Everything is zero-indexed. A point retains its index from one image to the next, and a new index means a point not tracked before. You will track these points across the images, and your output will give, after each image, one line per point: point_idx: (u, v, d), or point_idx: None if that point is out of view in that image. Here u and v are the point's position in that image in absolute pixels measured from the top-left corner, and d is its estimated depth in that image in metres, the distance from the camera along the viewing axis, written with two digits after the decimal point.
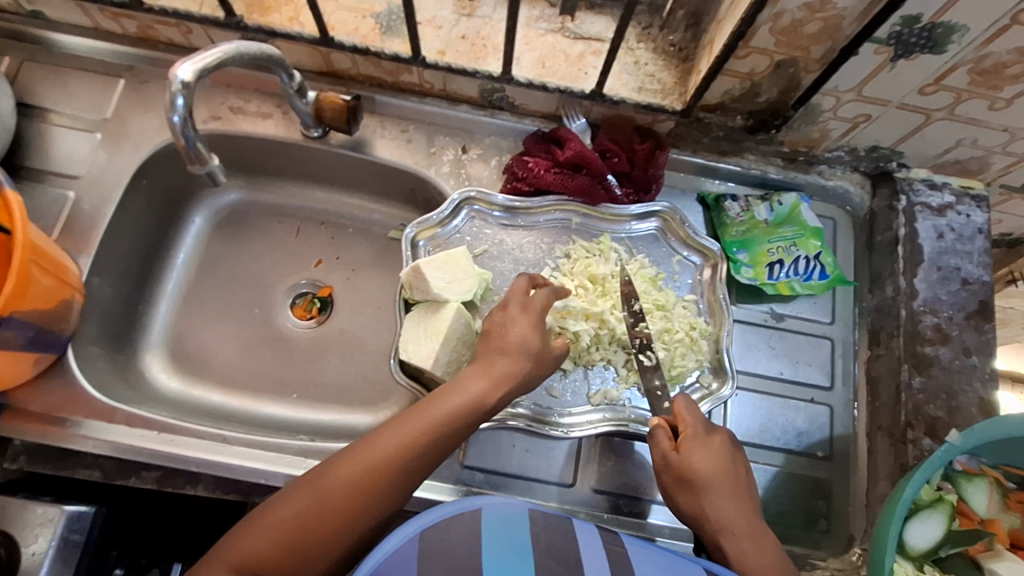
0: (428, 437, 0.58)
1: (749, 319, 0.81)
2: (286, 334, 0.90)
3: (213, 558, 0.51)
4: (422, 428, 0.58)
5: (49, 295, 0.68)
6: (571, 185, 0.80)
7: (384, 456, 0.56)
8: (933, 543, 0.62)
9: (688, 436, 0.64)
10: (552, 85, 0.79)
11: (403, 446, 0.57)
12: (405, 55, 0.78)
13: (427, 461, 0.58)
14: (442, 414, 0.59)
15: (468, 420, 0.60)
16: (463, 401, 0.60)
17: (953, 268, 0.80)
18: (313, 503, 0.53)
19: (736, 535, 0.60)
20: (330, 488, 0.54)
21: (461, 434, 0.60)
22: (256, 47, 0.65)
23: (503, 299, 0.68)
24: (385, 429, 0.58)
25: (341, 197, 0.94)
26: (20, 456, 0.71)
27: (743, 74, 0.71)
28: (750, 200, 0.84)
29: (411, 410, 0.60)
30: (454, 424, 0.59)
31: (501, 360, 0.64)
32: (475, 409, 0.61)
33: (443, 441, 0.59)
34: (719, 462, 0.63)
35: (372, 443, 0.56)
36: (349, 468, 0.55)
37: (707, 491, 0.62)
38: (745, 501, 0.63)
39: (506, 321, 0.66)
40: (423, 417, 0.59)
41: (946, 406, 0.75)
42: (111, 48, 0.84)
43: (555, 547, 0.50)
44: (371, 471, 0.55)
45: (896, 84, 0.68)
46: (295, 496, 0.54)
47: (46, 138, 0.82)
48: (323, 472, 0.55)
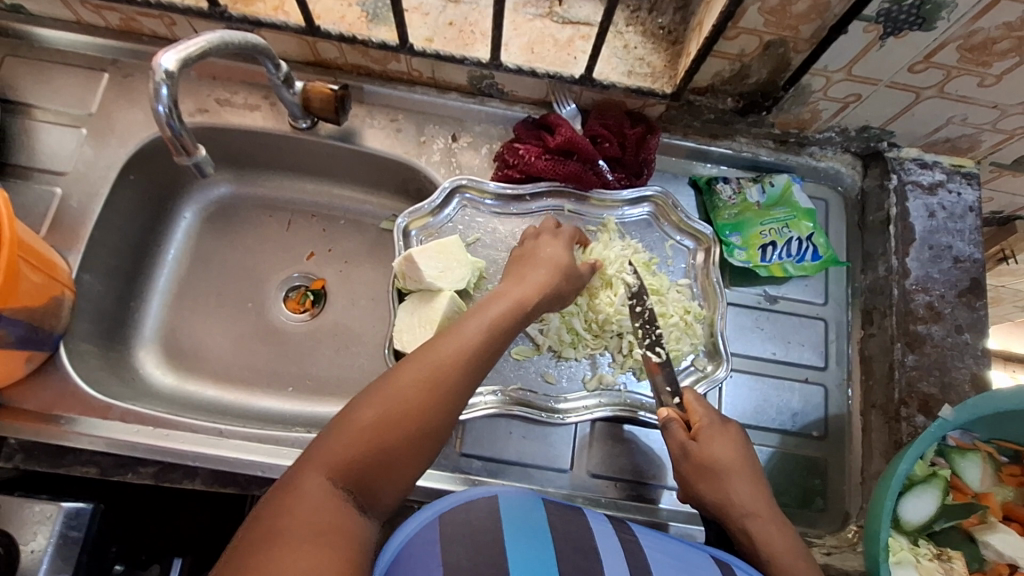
0: (487, 338, 0.59)
1: (743, 301, 0.81)
2: (280, 327, 0.90)
3: (303, 466, 0.48)
4: (480, 332, 0.59)
5: (39, 292, 0.67)
6: (563, 172, 0.80)
7: (451, 356, 0.55)
8: (928, 518, 0.62)
9: (704, 426, 0.66)
10: (541, 70, 0.78)
11: (463, 349, 0.56)
12: (392, 43, 0.78)
13: (491, 352, 0.59)
14: (492, 320, 0.60)
15: (518, 315, 0.63)
16: (508, 309, 0.63)
17: (945, 246, 0.80)
18: (395, 403, 0.51)
19: (761, 518, 0.62)
20: (404, 388, 0.53)
21: (517, 323, 0.63)
22: (241, 36, 0.63)
23: (533, 237, 0.74)
24: (440, 337, 0.58)
25: (331, 189, 0.94)
26: (15, 454, 0.70)
27: (733, 56, 0.71)
28: (742, 182, 0.83)
29: (457, 322, 0.59)
30: (509, 318, 0.62)
31: (530, 278, 0.67)
32: (519, 313, 0.63)
33: (502, 335, 0.61)
34: (736, 448, 0.66)
35: (437, 346, 0.56)
36: (418, 369, 0.54)
37: (723, 477, 0.63)
38: (761, 482, 0.65)
39: (531, 260, 0.70)
40: (472, 324, 0.59)
41: (939, 383, 0.76)
42: (94, 41, 0.83)
43: (570, 535, 0.52)
44: (443, 366, 0.55)
45: (887, 62, 0.67)
46: (370, 399, 0.52)
47: (31, 134, 0.81)
48: (393, 377, 0.53)
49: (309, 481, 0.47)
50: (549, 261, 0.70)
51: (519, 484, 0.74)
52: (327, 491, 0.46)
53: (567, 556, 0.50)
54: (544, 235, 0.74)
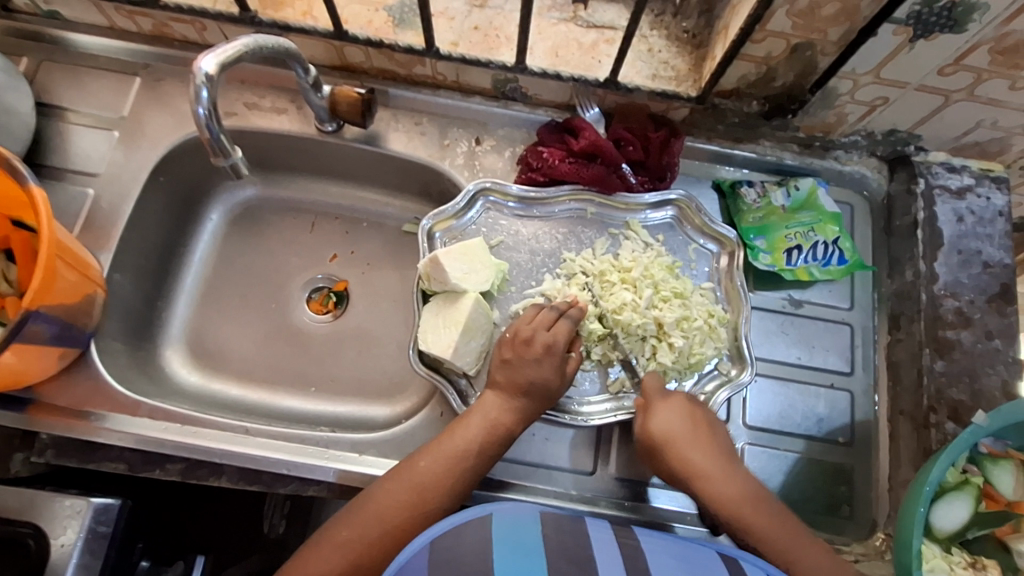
0: (468, 454, 0.64)
1: (767, 305, 0.81)
2: (303, 328, 0.91)
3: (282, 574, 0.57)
4: (463, 448, 0.64)
5: (74, 290, 0.69)
6: (586, 175, 0.80)
7: (427, 480, 0.62)
8: (960, 525, 0.61)
9: (651, 403, 0.71)
10: (566, 74, 0.79)
11: (440, 468, 0.63)
12: (418, 48, 0.78)
13: (469, 480, 0.64)
14: (479, 432, 0.65)
15: (500, 441, 0.66)
16: (492, 424, 0.66)
17: (974, 252, 0.79)
18: (370, 527, 0.59)
19: (710, 479, 0.66)
20: (385, 510, 0.60)
21: (500, 449, 0.66)
22: (274, 40, 0.64)
23: (527, 336, 0.69)
24: (425, 452, 0.64)
25: (355, 192, 0.95)
26: (47, 449, 0.72)
27: (759, 58, 0.71)
28: (767, 185, 0.83)
29: (443, 436, 0.65)
30: (490, 445, 0.65)
31: (521, 399, 0.68)
32: (511, 426, 0.67)
33: (483, 460, 0.65)
34: (682, 414, 0.70)
35: (416, 466, 0.63)
36: (399, 491, 0.61)
37: (677, 444, 0.68)
38: (715, 445, 0.68)
39: (528, 361, 0.68)
40: (457, 438, 0.65)
41: (969, 390, 0.74)
42: (127, 46, 0.85)
43: (564, 547, 0.51)
44: (421, 490, 0.61)
45: (915, 65, 0.67)
46: (351, 519, 0.59)
47: (65, 137, 0.83)
48: (377, 496, 0.60)
49: None
50: (538, 386, 0.68)
51: (542, 487, 0.74)
52: None
53: (558, 564, 0.48)
54: (539, 345, 0.69)
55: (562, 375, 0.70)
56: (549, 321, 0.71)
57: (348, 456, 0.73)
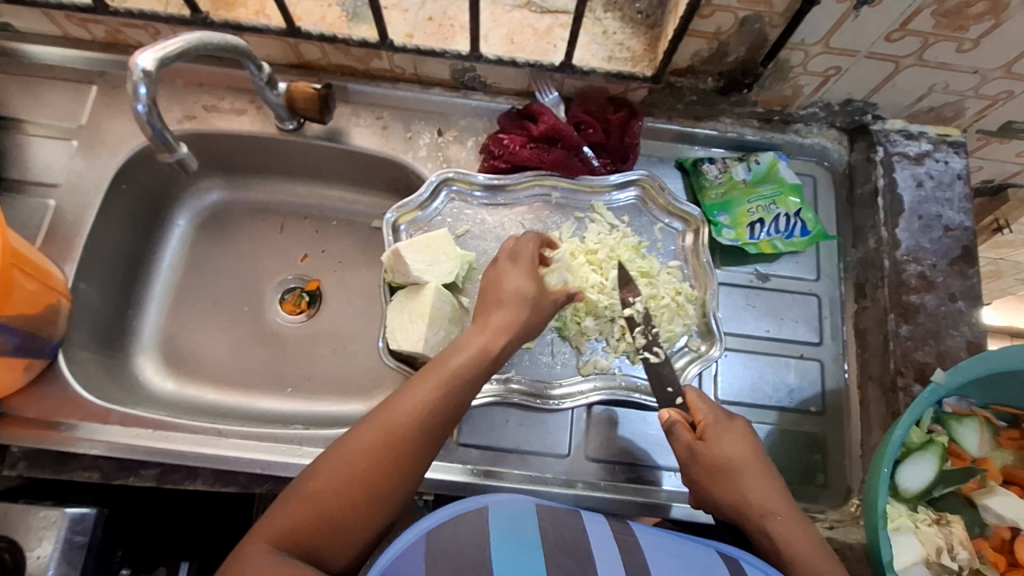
0: (453, 384, 0.59)
1: (735, 280, 0.81)
2: (277, 329, 0.90)
3: (251, 536, 0.51)
4: (444, 381, 0.59)
5: (34, 299, 0.68)
6: (547, 159, 0.80)
7: (408, 417, 0.56)
8: (927, 484, 0.62)
9: (710, 424, 0.65)
10: (521, 60, 0.79)
11: (419, 405, 0.57)
12: (373, 41, 0.78)
13: (451, 412, 0.59)
14: (458, 367, 0.60)
15: (486, 368, 0.61)
16: (478, 352, 0.61)
17: (934, 216, 0.80)
18: (345, 472, 0.53)
19: (781, 516, 0.61)
20: (358, 454, 0.54)
21: (482, 379, 0.61)
22: (220, 38, 0.65)
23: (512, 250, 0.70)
24: (403, 391, 0.58)
25: (322, 191, 0.95)
26: (19, 462, 0.72)
27: (710, 34, 0.71)
28: (728, 161, 0.83)
29: (425, 370, 0.60)
30: (476, 372, 0.61)
31: (501, 309, 0.65)
32: (490, 358, 0.62)
33: (467, 392, 0.60)
34: (746, 444, 0.65)
35: (392, 404, 0.57)
36: (375, 430, 0.55)
37: (736, 473, 0.63)
38: (772, 477, 0.64)
39: (506, 274, 0.68)
40: (437, 373, 0.59)
41: (934, 352, 0.75)
42: (81, 55, 0.85)
43: (563, 542, 0.54)
44: (397, 432, 0.55)
45: (863, 33, 0.67)
46: (323, 468, 0.54)
47: (24, 148, 0.82)
48: (351, 440, 0.55)
49: (251, 551, 0.49)
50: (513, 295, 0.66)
51: (518, 472, 0.74)
52: (272, 562, 0.48)
53: (559, 562, 0.51)
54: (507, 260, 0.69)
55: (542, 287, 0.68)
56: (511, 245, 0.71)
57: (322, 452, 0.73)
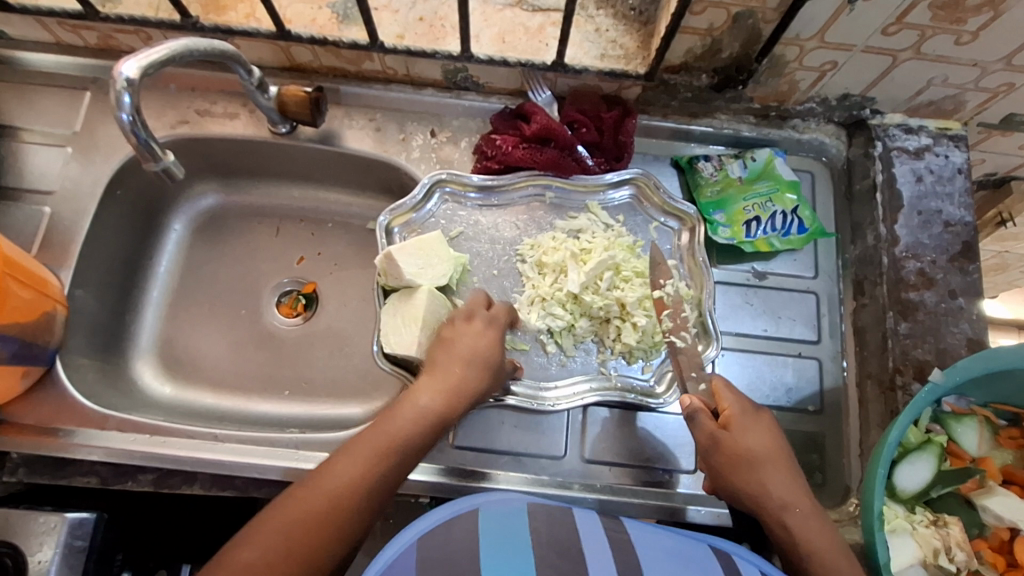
0: (387, 453, 0.58)
1: (731, 278, 0.81)
2: (274, 331, 0.91)
3: None
4: (385, 447, 0.59)
5: (29, 307, 0.69)
6: (540, 159, 0.79)
7: (341, 487, 0.55)
8: (924, 484, 0.61)
9: (735, 414, 0.65)
10: (513, 59, 0.78)
11: (358, 472, 0.57)
12: (363, 42, 0.78)
13: (389, 480, 0.58)
14: (399, 432, 0.60)
15: (430, 429, 0.62)
16: (421, 414, 0.62)
17: (934, 211, 0.78)
18: (275, 543, 0.52)
19: (799, 510, 0.61)
20: (290, 524, 0.53)
21: (425, 443, 0.62)
22: (206, 43, 0.64)
23: (466, 313, 0.69)
24: (341, 456, 0.58)
25: (318, 193, 0.94)
26: (19, 468, 0.73)
27: (702, 31, 0.70)
28: (723, 158, 0.83)
29: (361, 439, 0.59)
30: (420, 434, 0.61)
31: (461, 372, 0.65)
32: (435, 418, 0.62)
33: (408, 457, 0.60)
34: (770, 438, 0.65)
35: (328, 472, 0.56)
36: (309, 500, 0.54)
37: (758, 465, 0.63)
38: (794, 472, 0.64)
39: (465, 338, 0.67)
40: (377, 439, 0.59)
41: (933, 349, 0.74)
42: (75, 61, 0.85)
43: (555, 541, 0.53)
44: (334, 501, 0.55)
45: (858, 27, 0.66)
46: (254, 538, 0.52)
47: (19, 156, 0.82)
48: (286, 507, 0.54)
49: None
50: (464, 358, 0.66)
51: (514, 474, 0.74)
52: None
53: (551, 562, 0.50)
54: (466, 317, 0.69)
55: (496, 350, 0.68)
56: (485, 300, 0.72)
57: (319, 456, 0.73)
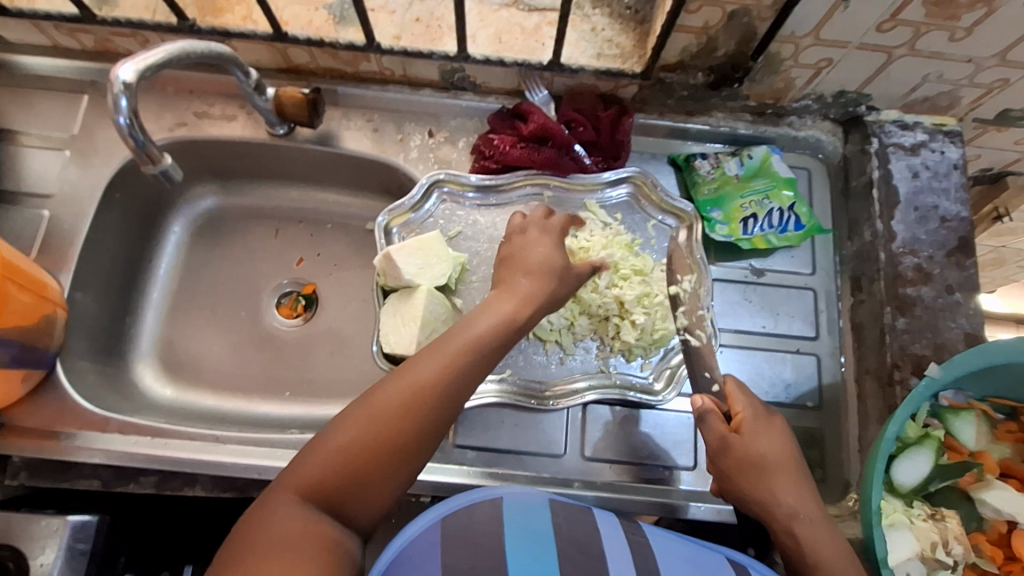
0: (471, 354, 0.57)
1: (729, 276, 0.81)
2: (274, 333, 0.91)
3: (278, 486, 0.51)
4: (465, 346, 0.58)
5: (29, 311, 0.69)
6: (538, 159, 0.80)
7: (429, 379, 0.55)
8: (922, 479, 0.62)
9: (746, 418, 0.65)
10: (509, 59, 0.78)
11: (443, 366, 0.56)
12: (360, 43, 0.78)
13: (472, 379, 0.57)
14: (479, 331, 0.59)
15: (509, 335, 0.61)
16: (500, 319, 0.60)
17: (931, 207, 0.79)
18: (368, 427, 0.52)
19: (807, 518, 0.60)
20: (382, 412, 0.53)
21: (506, 343, 0.61)
22: (204, 45, 0.65)
23: (522, 228, 0.71)
24: (424, 353, 0.57)
25: (316, 194, 0.95)
26: (20, 472, 0.73)
27: (698, 29, 0.70)
28: (720, 156, 0.83)
29: (444, 337, 0.59)
30: (501, 337, 0.60)
31: (526, 280, 0.65)
32: (513, 322, 0.61)
33: (491, 355, 0.59)
34: (780, 445, 0.64)
35: (413, 365, 0.56)
36: (397, 390, 0.54)
37: (768, 471, 0.62)
38: (806, 482, 0.63)
39: (527, 247, 0.69)
40: (456, 340, 0.58)
41: (931, 344, 0.74)
42: (72, 64, 0.85)
43: (575, 536, 0.54)
44: (423, 390, 0.54)
45: (853, 24, 0.67)
46: (348, 422, 0.53)
47: (18, 159, 0.82)
48: (377, 394, 0.54)
49: (281, 503, 0.50)
50: (539, 265, 0.66)
51: (514, 473, 0.74)
52: (299, 519, 0.48)
53: (571, 558, 0.51)
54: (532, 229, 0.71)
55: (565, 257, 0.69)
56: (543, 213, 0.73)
57: None
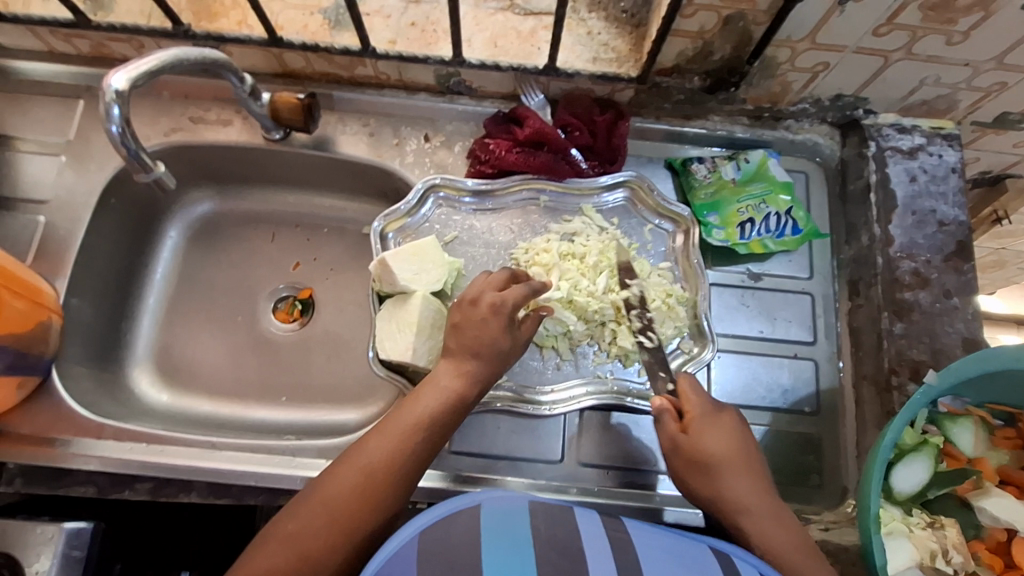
0: (417, 433, 0.59)
1: (726, 280, 0.81)
2: (270, 338, 0.90)
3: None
4: (411, 426, 0.59)
5: (25, 318, 0.69)
6: (533, 163, 0.80)
7: (377, 461, 0.57)
8: (920, 486, 0.62)
9: (695, 417, 0.64)
10: (505, 64, 0.78)
11: (389, 450, 0.57)
12: (356, 48, 0.78)
13: (420, 459, 0.59)
14: (425, 411, 0.61)
15: (453, 412, 0.62)
16: (443, 398, 0.62)
17: (928, 211, 0.78)
18: (319, 513, 0.53)
19: (756, 514, 0.59)
20: (333, 498, 0.54)
21: (450, 424, 0.62)
22: (196, 52, 0.64)
23: (474, 297, 0.67)
24: (373, 436, 0.59)
25: (313, 199, 0.95)
26: (15, 479, 0.73)
27: (694, 33, 0.70)
28: (717, 160, 0.83)
29: (388, 420, 0.60)
30: (445, 415, 0.61)
31: (473, 361, 0.64)
32: (458, 400, 0.63)
33: (436, 436, 0.60)
34: (732, 439, 0.63)
35: (361, 448, 0.58)
36: (345, 475, 0.56)
37: (716, 469, 0.61)
38: (760, 476, 0.62)
39: (475, 323, 0.65)
40: (403, 419, 0.60)
41: (929, 349, 0.74)
42: (67, 69, 0.85)
43: (557, 538, 0.50)
44: (370, 473, 0.56)
45: (849, 28, 0.66)
46: (299, 511, 0.54)
47: (13, 165, 0.82)
48: (324, 483, 0.56)
49: None
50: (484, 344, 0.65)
51: (510, 478, 0.74)
52: None
53: (551, 560, 0.47)
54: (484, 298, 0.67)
55: (515, 335, 0.67)
56: (500, 282, 0.69)
57: (315, 463, 0.73)
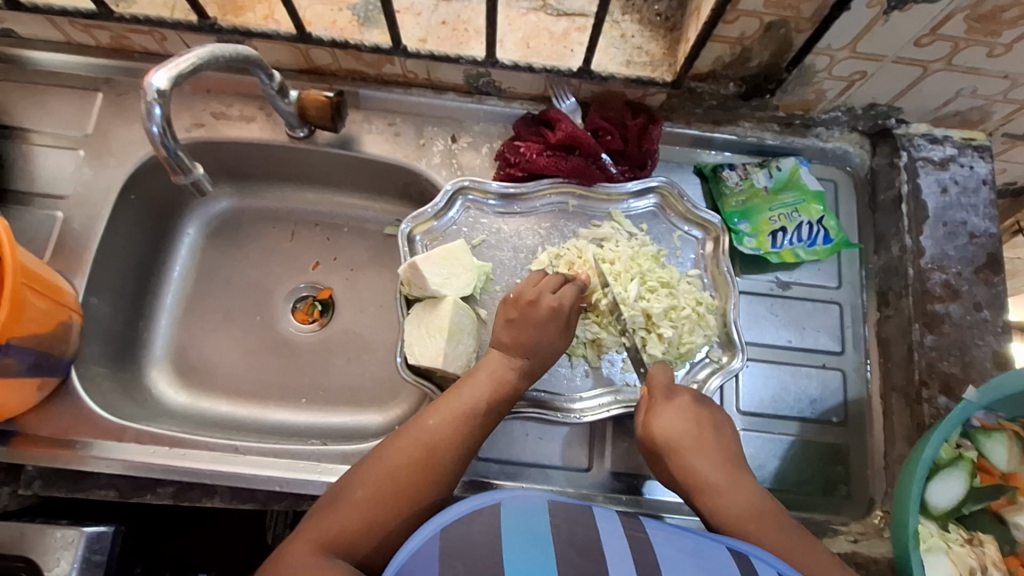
0: (475, 413, 0.62)
1: (755, 289, 0.80)
2: (289, 338, 0.89)
3: (297, 537, 0.53)
4: (468, 407, 0.62)
5: (47, 318, 0.67)
6: (565, 167, 0.78)
7: (438, 437, 0.59)
8: (956, 501, 0.62)
9: (654, 402, 0.65)
10: (538, 65, 0.77)
11: (450, 429, 0.60)
12: (385, 46, 0.76)
13: (477, 439, 0.61)
14: (481, 393, 0.63)
15: (508, 398, 0.65)
16: (498, 381, 0.64)
17: (959, 222, 0.78)
18: (383, 482, 0.55)
19: (713, 490, 0.59)
20: (396, 467, 0.56)
21: (504, 407, 0.64)
22: (231, 48, 0.63)
23: (532, 299, 0.68)
24: (432, 412, 0.61)
25: (333, 197, 0.93)
26: (34, 481, 0.71)
27: (733, 39, 0.69)
28: (749, 167, 0.82)
29: (447, 396, 0.63)
30: (499, 401, 0.64)
31: (527, 359, 0.67)
32: (513, 386, 0.65)
33: (490, 418, 0.63)
34: (686, 417, 0.64)
35: (424, 423, 0.60)
36: (407, 447, 0.58)
37: (668, 449, 0.62)
38: (723, 453, 0.61)
39: (535, 322, 0.67)
40: (460, 399, 0.62)
41: (959, 361, 0.74)
42: (85, 61, 0.83)
43: (577, 538, 0.47)
44: (431, 448, 0.58)
45: (891, 38, 0.65)
46: (363, 479, 0.56)
47: (29, 159, 0.80)
48: (387, 453, 0.58)
49: (297, 552, 0.51)
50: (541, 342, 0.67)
51: (538, 486, 0.73)
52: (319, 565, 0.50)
53: (574, 562, 0.44)
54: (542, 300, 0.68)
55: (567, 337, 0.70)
56: (556, 285, 0.70)
57: (342, 468, 0.72)
